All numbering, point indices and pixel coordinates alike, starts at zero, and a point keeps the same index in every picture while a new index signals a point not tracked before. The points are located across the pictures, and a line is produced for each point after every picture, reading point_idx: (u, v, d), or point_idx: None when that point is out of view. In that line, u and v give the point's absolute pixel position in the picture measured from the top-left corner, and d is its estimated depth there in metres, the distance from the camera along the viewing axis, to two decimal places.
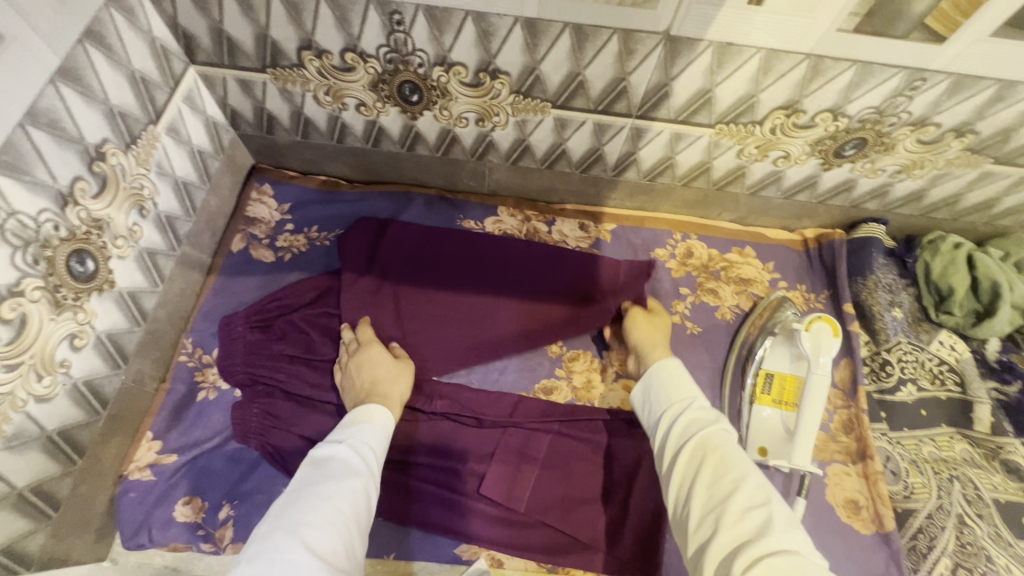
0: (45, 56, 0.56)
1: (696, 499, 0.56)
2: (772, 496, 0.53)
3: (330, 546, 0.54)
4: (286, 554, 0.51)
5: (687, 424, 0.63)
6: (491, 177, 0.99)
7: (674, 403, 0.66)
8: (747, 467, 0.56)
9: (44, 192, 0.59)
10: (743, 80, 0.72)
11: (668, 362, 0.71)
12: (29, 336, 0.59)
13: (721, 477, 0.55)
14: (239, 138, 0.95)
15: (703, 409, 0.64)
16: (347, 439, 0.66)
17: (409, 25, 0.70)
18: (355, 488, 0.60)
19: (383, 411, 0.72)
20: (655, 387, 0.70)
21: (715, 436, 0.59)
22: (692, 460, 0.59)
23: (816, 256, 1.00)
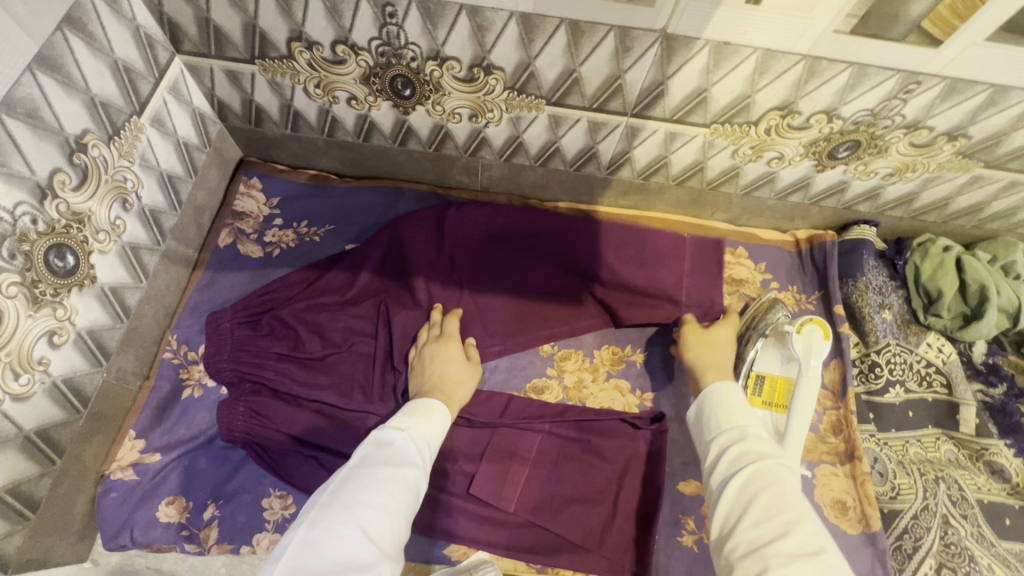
0: (22, 43, 0.54)
1: (742, 533, 0.53)
2: (828, 546, 0.49)
3: (383, 534, 0.52)
4: (340, 530, 0.50)
5: (743, 454, 0.60)
6: (483, 173, 0.98)
7: (729, 430, 0.64)
8: (803, 512, 0.52)
9: (20, 184, 0.57)
10: (739, 80, 0.71)
11: (725, 386, 0.69)
12: (5, 332, 0.57)
13: (774, 515, 0.52)
14: (227, 130, 0.93)
15: (760, 441, 0.61)
16: (409, 428, 0.64)
17: (402, 18, 0.68)
18: (412, 481, 0.58)
19: (444, 411, 0.70)
20: (711, 412, 0.67)
21: (769, 472, 0.56)
22: (744, 491, 0.56)
23: (807, 256, 1.01)
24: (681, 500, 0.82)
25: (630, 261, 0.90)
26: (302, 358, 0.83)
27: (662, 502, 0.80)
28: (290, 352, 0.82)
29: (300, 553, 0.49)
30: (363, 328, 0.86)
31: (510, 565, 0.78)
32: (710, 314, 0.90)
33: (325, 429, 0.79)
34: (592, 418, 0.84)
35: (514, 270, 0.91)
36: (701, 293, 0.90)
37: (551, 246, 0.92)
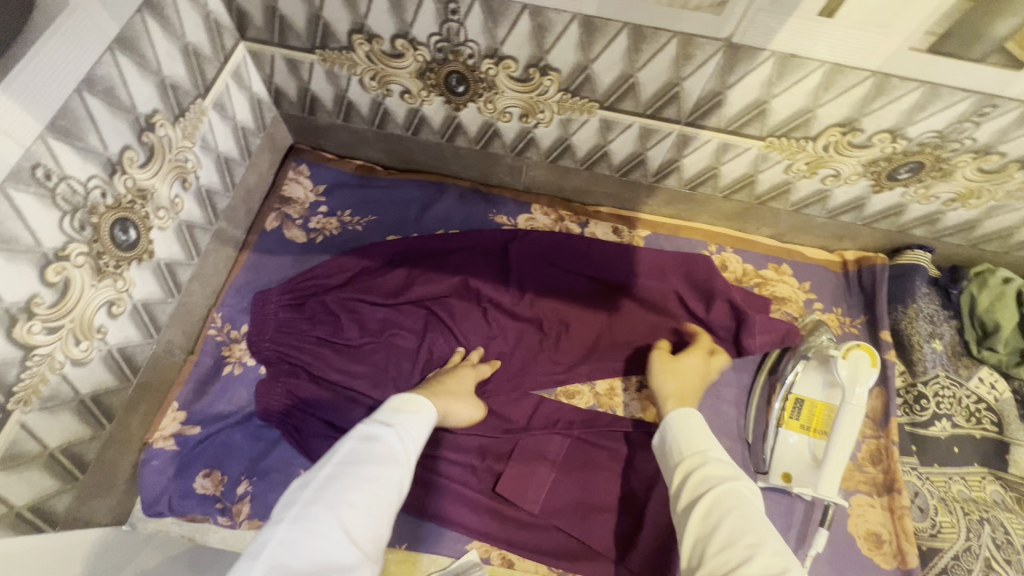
0: (106, 25, 0.56)
1: (708, 560, 0.53)
2: (791, 563, 0.50)
3: (366, 537, 0.53)
4: (326, 530, 0.50)
5: (707, 479, 0.61)
6: (527, 174, 0.98)
7: (690, 457, 0.65)
8: (764, 531, 0.53)
9: (95, 159, 0.59)
10: (802, 93, 0.69)
11: (682, 412, 0.70)
12: (70, 301, 0.59)
13: (739, 538, 0.53)
14: (280, 117, 0.96)
15: (722, 465, 0.62)
16: (396, 424, 0.63)
17: (464, 15, 0.68)
18: (395, 481, 0.58)
19: (431, 407, 0.70)
20: (673, 437, 0.68)
21: (729, 496, 0.57)
22: (709, 516, 0.57)
23: (854, 279, 0.98)
24: None
25: (671, 288, 0.93)
26: (342, 345, 0.85)
27: None
28: (331, 340, 0.85)
29: (286, 548, 0.48)
30: (405, 322, 0.88)
31: (531, 566, 0.77)
32: (786, 340, 0.86)
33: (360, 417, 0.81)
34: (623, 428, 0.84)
35: (560, 285, 0.94)
36: (773, 321, 0.87)
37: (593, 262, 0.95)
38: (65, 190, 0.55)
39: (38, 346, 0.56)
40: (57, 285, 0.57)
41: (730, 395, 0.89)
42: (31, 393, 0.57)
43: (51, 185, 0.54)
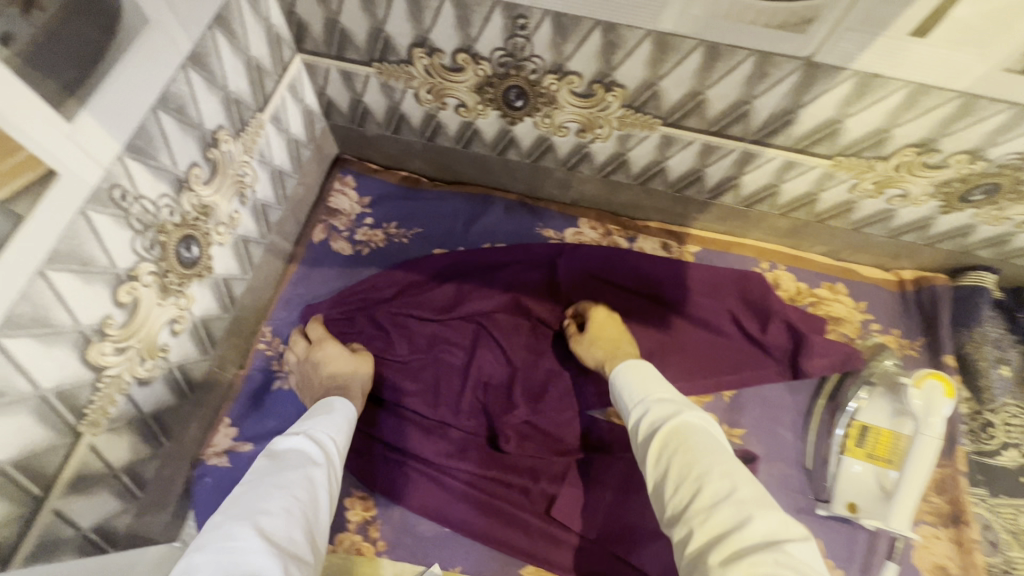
0: (181, 42, 0.55)
1: (670, 503, 0.54)
2: (738, 481, 0.51)
3: (284, 532, 0.50)
4: (239, 541, 0.47)
5: (656, 419, 0.61)
6: (577, 188, 0.96)
7: (638, 405, 0.64)
8: (707, 455, 0.54)
9: (166, 177, 0.58)
10: (880, 113, 0.67)
11: (632, 362, 0.70)
12: (139, 321, 0.58)
13: (686, 475, 0.54)
14: (329, 128, 0.95)
15: (665, 403, 0.62)
16: (306, 430, 0.63)
17: (532, 31, 0.67)
18: (312, 477, 0.57)
19: (345, 402, 0.70)
20: (623, 386, 0.68)
21: (676, 433, 0.58)
22: (660, 460, 0.57)
23: (913, 299, 0.95)
24: None
25: (725, 305, 0.91)
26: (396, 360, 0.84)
27: None
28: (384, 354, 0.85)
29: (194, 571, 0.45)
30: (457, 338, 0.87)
31: None
32: (846, 364, 0.83)
33: (416, 438, 0.81)
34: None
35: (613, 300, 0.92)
36: (832, 344, 0.84)
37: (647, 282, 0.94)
38: (139, 210, 0.55)
39: (108, 368, 0.55)
40: (127, 305, 0.56)
41: (787, 418, 0.86)
42: (100, 415, 0.56)
43: (126, 206, 0.53)
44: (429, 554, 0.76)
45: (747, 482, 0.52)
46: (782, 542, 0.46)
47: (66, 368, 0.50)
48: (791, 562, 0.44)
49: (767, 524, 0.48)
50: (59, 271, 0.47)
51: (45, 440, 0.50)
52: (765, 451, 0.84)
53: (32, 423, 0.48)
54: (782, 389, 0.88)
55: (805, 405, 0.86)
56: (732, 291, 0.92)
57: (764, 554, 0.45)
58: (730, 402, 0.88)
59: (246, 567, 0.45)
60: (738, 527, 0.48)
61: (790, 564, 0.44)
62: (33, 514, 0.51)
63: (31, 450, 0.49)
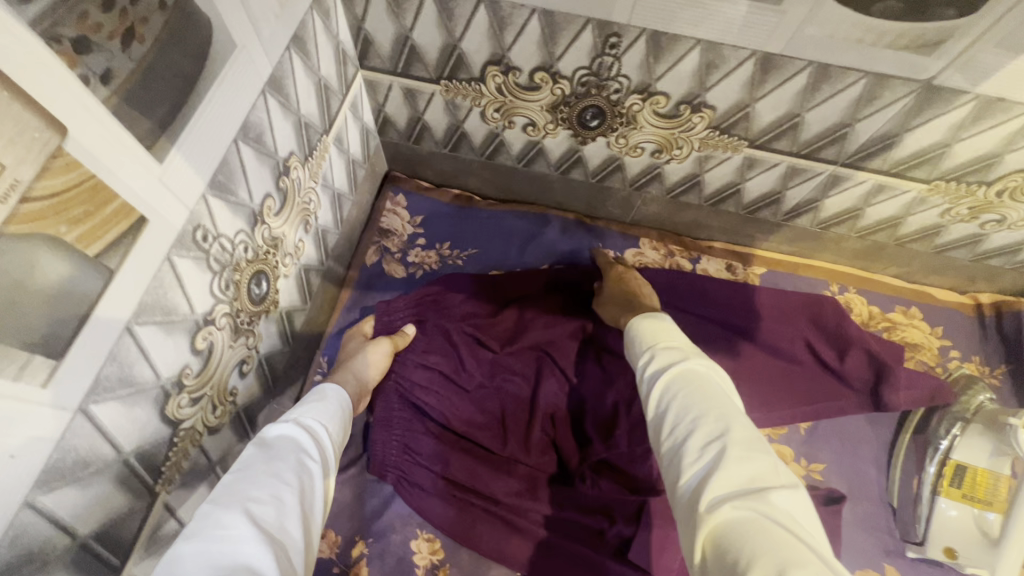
0: (262, 68, 0.51)
1: (664, 444, 0.47)
2: (738, 425, 0.44)
3: (276, 520, 0.43)
4: (224, 531, 0.40)
5: (659, 363, 0.53)
6: (640, 208, 0.92)
7: (645, 350, 0.57)
8: (713, 400, 0.46)
9: (242, 212, 0.53)
10: (995, 138, 0.63)
11: (642, 313, 0.63)
12: (212, 366, 0.54)
13: (685, 416, 0.46)
14: (382, 145, 0.91)
15: (671, 349, 0.54)
16: (296, 416, 0.55)
17: (624, 49, 0.62)
18: (305, 462, 0.49)
19: (339, 390, 0.64)
20: (635, 334, 0.60)
21: (685, 376, 0.50)
22: (665, 402, 0.49)
23: (992, 325, 0.90)
24: None
25: (804, 330, 0.84)
26: (459, 393, 0.80)
27: None
28: (445, 387, 0.80)
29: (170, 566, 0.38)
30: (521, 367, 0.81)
31: None
32: (936, 397, 0.77)
33: (484, 475, 0.76)
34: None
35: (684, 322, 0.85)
36: (923, 376, 0.77)
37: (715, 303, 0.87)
38: (218, 250, 0.50)
39: (183, 420, 0.51)
40: (203, 351, 0.52)
41: (869, 453, 0.82)
42: (174, 470, 0.52)
43: (207, 246, 0.49)
44: None
45: (746, 424, 0.44)
46: (767, 490, 0.39)
47: (147, 427, 0.46)
48: (771, 513, 0.37)
49: (756, 468, 0.40)
50: (145, 324, 0.43)
51: (125, 506, 0.46)
52: (849, 489, 0.80)
53: (114, 490, 0.44)
54: (863, 422, 0.84)
55: (887, 440, 0.83)
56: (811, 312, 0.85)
57: (744, 509, 0.37)
58: (808, 436, 0.83)
59: (236, 561, 0.38)
60: (726, 464, 0.41)
61: (770, 513, 0.37)
62: None
63: (112, 519, 0.44)
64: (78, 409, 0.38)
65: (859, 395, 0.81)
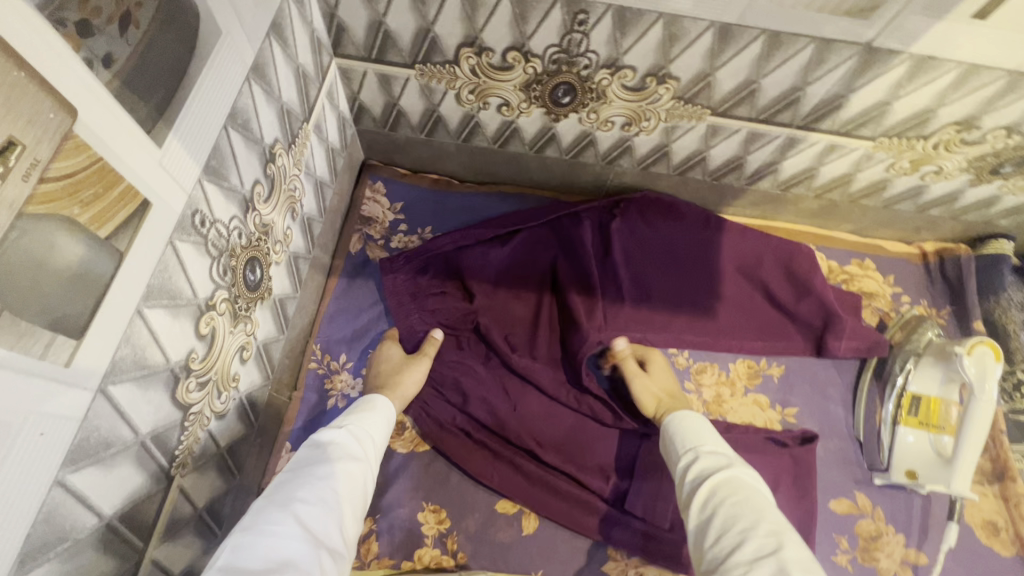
0: (245, 53, 0.52)
1: (709, 551, 0.53)
2: (785, 540, 0.50)
3: (322, 525, 0.51)
4: (276, 527, 0.48)
5: (704, 468, 0.61)
6: (613, 182, 0.96)
7: (687, 452, 0.65)
8: (759, 514, 0.53)
9: (235, 198, 0.54)
10: (929, 94, 0.69)
11: (681, 412, 0.71)
12: (215, 352, 0.55)
13: (731, 525, 0.53)
14: (357, 134, 0.92)
15: (715, 456, 0.62)
16: (347, 424, 0.62)
17: (591, 26, 0.66)
18: (350, 474, 0.57)
19: (387, 402, 0.69)
20: (675, 433, 0.68)
21: (730, 485, 0.57)
22: (707, 506, 0.57)
23: (937, 270, 0.99)
24: (833, 518, 0.81)
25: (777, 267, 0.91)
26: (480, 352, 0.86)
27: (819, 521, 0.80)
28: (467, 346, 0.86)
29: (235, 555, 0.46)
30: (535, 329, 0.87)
31: None
32: (873, 348, 0.86)
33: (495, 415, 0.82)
34: (738, 435, 0.82)
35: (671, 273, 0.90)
36: (864, 329, 0.86)
37: (692, 264, 0.91)
38: (215, 235, 0.52)
39: (192, 404, 0.52)
40: (206, 337, 0.53)
41: (836, 394, 0.89)
42: (186, 454, 0.53)
43: (205, 232, 0.50)
44: (512, 562, 0.76)
45: (796, 545, 0.50)
46: None
47: (160, 409, 0.47)
48: None
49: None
50: (153, 308, 0.44)
51: (144, 488, 0.47)
52: (818, 428, 0.87)
53: (134, 472, 0.45)
54: (829, 366, 0.91)
55: (852, 380, 0.90)
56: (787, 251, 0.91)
57: None
58: (781, 384, 0.89)
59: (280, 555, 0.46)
60: None
61: None
62: (135, 567, 0.48)
63: (134, 500, 0.46)
64: (99, 389, 0.39)
65: (810, 339, 0.89)
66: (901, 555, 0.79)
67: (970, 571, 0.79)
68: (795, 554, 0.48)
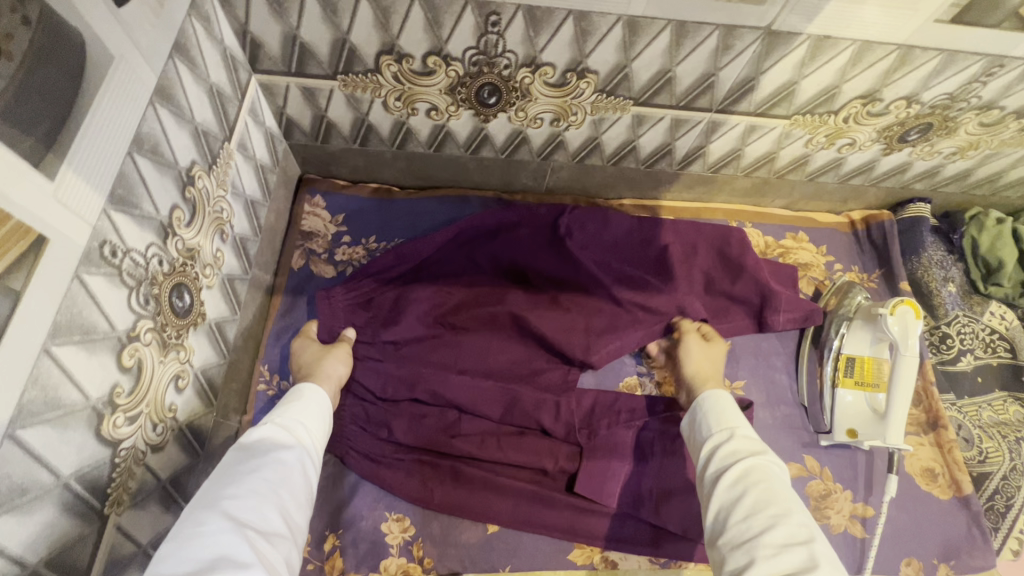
0: (146, 76, 0.51)
1: (730, 529, 0.52)
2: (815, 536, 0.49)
3: (256, 513, 0.48)
4: (204, 529, 0.45)
5: (738, 450, 0.58)
6: (552, 176, 0.98)
7: (720, 432, 0.62)
8: (790, 504, 0.52)
9: (150, 225, 0.53)
10: (831, 71, 0.73)
11: (715, 391, 0.68)
12: (145, 384, 0.53)
13: (760, 509, 0.52)
14: (290, 148, 0.91)
15: (750, 439, 0.60)
16: (275, 416, 0.59)
17: (505, 26, 0.67)
18: (284, 459, 0.54)
19: (316, 386, 0.66)
20: (705, 412, 0.66)
21: (761, 469, 0.55)
22: (734, 486, 0.55)
23: (865, 237, 1.04)
24: (784, 482, 0.85)
25: (712, 249, 0.92)
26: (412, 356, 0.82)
27: None
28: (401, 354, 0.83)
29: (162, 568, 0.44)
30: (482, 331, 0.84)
31: (634, 564, 0.78)
32: (807, 319, 0.90)
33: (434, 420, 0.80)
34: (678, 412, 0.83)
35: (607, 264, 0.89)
36: (799, 301, 0.90)
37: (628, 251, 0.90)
38: (130, 264, 0.50)
39: (123, 440, 0.51)
40: (131, 369, 0.51)
41: (779, 363, 0.93)
42: (121, 492, 0.51)
43: (118, 262, 0.48)
44: (480, 561, 0.76)
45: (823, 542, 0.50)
46: None
47: (85, 448, 0.46)
48: None
49: None
50: (63, 345, 0.43)
51: (74, 530, 0.46)
52: (762, 397, 0.91)
53: (58, 517, 0.44)
54: (772, 337, 0.95)
55: (793, 348, 0.94)
56: (722, 235, 0.92)
57: None
58: (728, 359, 0.93)
59: (211, 553, 0.44)
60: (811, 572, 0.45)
61: None
62: None
63: (59, 545, 0.44)
64: (5, 435, 0.38)
65: (748, 317, 0.91)
66: (850, 510, 0.84)
67: (914, 517, 0.84)
68: (824, 549, 0.48)
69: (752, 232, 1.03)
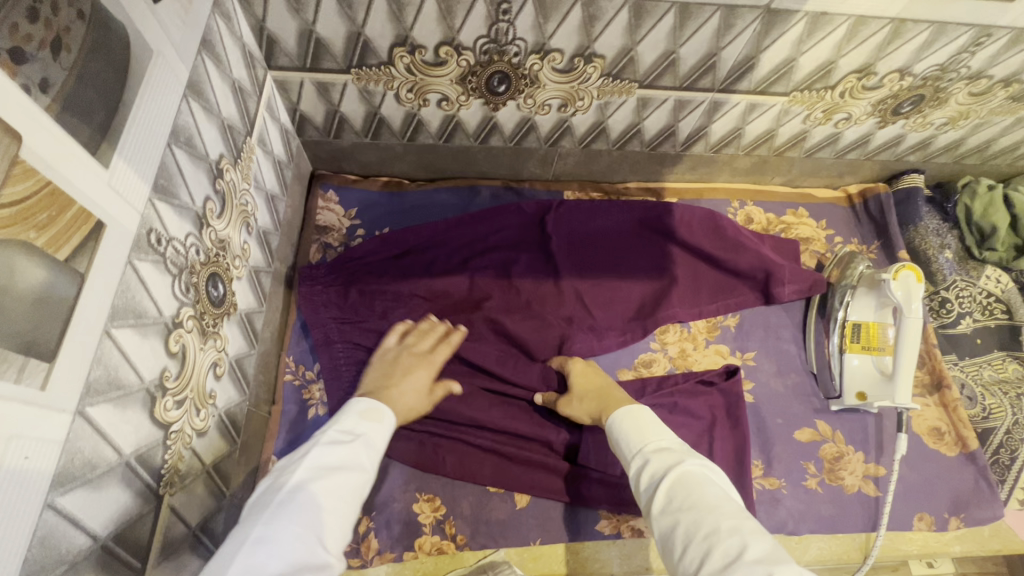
0: (179, 71, 0.52)
1: (678, 564, 0.49)
2: (749, 538, 0.47)
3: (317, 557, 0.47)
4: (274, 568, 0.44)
5: (657, 469, 0.56)
6: (558, 163, 1.00)
7: (637, 455, 0.60)
8: (717, 512, 0.49)
9: (188, 215, 0.55)
10: (828, 47, 0.76)
11: (622, 412, 0.65)
12: (189, 371, 0.55)
13: (694, 532, 0.49)
14: (303, 145, 0.93)
15: (667, 452, 0.58)
16: (355, 440, 0.56)
17: (514, 14, 0.69)
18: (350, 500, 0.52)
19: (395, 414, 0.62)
20: (619, 437, 0.63)
21: (683, 486, 0.53)
22: (665, 514, 0.52)
23: (862, 210, 1.07)
24: (797, 446, 0.88)
25: (710, 230, 0.95)
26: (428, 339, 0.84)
27: (782, 452, 0.87)
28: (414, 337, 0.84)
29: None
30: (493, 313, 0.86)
31: None
32: (812, 288, 0.93)
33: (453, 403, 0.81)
34: (683, 384, 0.86)
35: (613, 250, 0.93)
36: (801, 272, 0.93)
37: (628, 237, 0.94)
38: (173, 252, 0.52)
39: (173, 422, 0.52)
40: (177, 354, 0.53)
41: (788, 335, 0.97)
42: (173, 473, 0.53)
43: (162, 250, 0.50)
44: (511, 534, 0.79)
45: (758, 539, 0.47)
46: None
47: (142, 429, 0.48)
48: None
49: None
50: (121, 328, 0.44)
51: (135, 509, 0.47)
52: (771, 367, 0.94)
53: (121, 493, 0.46)
54: (779, 309, 0.98)
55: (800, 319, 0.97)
56: (713, 218, 0.95)
57: None
58: (737, 333, 0.95)
59: None
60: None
61: None
62: None
63: (122, 521, 0.46)
64: (78, 411, 0.40)
65: (753, 291, 0.94)
66: (862, 470, 0.87)
67: (924, 474, 0.87)
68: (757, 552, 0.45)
69: (753, 210, 1.06)
